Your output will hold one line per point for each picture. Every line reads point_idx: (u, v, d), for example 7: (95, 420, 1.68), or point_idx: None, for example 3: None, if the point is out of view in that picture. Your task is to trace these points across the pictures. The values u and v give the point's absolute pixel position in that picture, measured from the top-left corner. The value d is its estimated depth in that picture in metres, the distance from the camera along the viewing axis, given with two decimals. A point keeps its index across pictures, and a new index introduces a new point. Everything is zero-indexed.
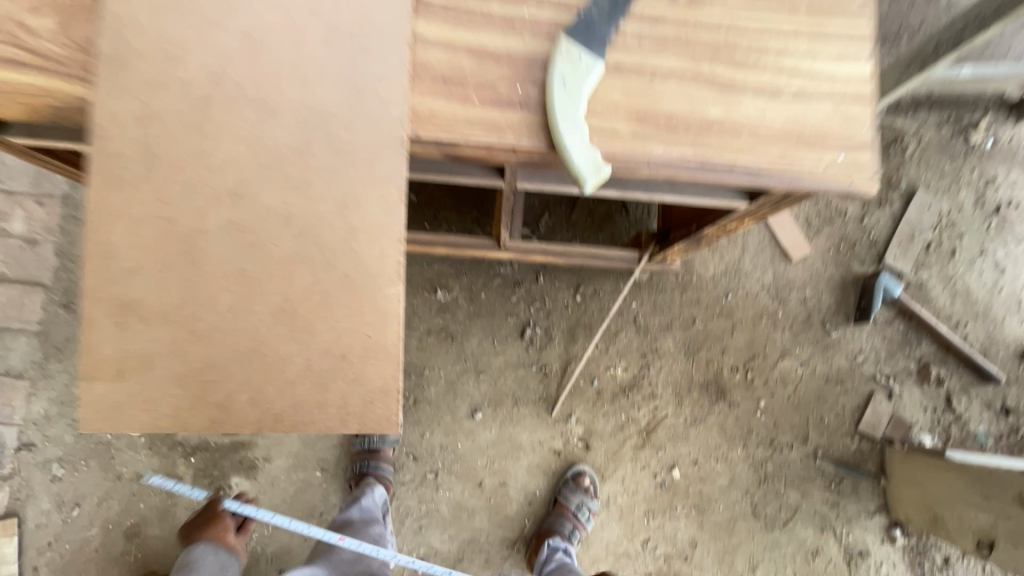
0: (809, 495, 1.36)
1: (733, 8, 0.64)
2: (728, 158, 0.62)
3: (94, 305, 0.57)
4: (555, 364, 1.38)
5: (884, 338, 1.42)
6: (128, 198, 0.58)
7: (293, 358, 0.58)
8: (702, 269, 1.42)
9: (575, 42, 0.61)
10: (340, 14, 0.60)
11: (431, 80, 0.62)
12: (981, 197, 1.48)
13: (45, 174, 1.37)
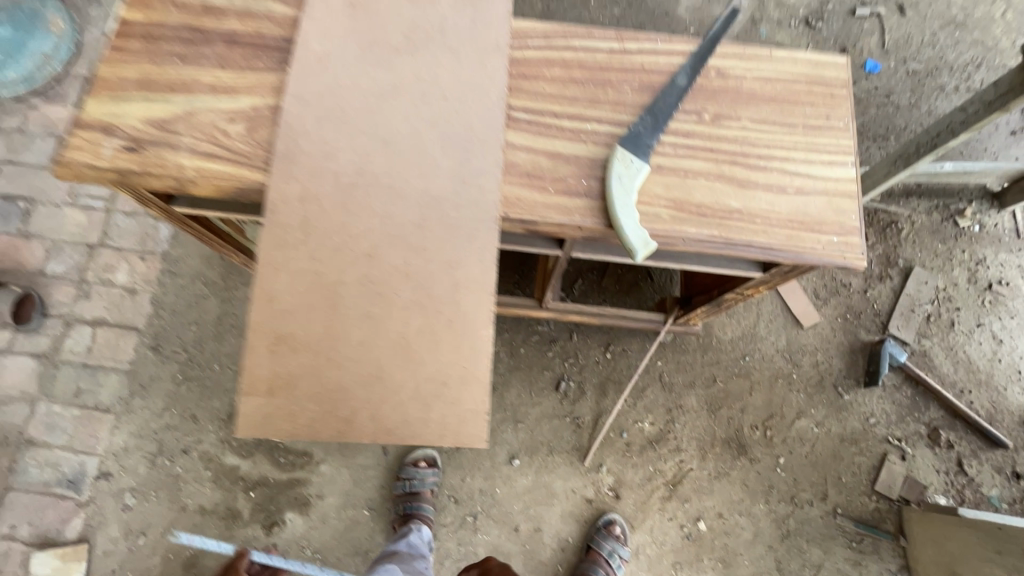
0: (831, 552, 1.41)
1: (746, 127, 0.85)
2: (745, 238, 0.80)
3: (257, 337, 0.74)
4: (587, 416, 1.50)
5: (894, 401, 1.52)
6: (289, 255, 0.76)
7: (404, 383, 0.74)
8: (721, 333, 1.57)
9: (628, 150, 0.81)
10: (452, 127, 0.82)
11: (517, 174, 0.81)
12: (973, 275, 1.63)
13: (149, 234, 1.59)
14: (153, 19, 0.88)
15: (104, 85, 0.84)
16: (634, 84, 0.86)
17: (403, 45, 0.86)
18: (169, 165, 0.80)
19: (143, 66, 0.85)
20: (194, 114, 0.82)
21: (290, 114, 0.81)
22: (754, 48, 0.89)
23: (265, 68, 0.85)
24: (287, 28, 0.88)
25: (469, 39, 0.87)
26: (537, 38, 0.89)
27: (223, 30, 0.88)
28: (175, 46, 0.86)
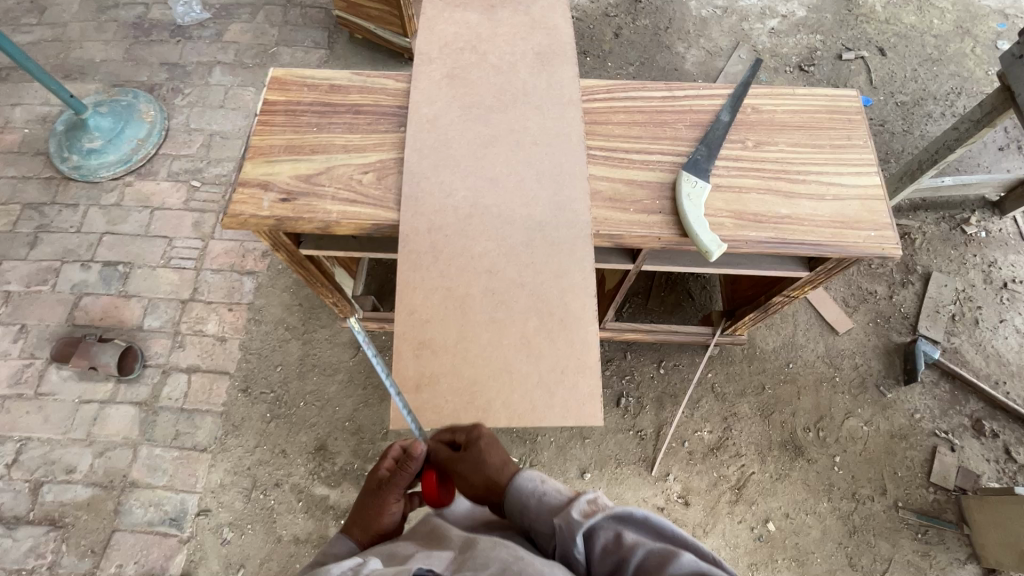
0: (899, 545, 1.47)
1: (785, 150, 1.02)
2: (799, 237, 0.95)
3: (402, 344, 0.89)
4: (649, 428, 1.59)
5: (935, 396, 1.62)
6: (423, 276, 0.92)
7: (529, 375, 0.87)
8: (763, 343, 1.70)
9: (691, 174, 0.98)
10: (544, 165, 1.00)
11: (602, 198, 0.98)
12: (988, 276, 1.77)
13: (235, 287, 1.76)
14: (291, 98, 1.08)
15: (258, 151, 1.03)
16: (687, 123, 1.05)
17: (495, 105, 1.06)
18: (317, 211, 0.97)
19: (288, 134, 1.04)
20: (333, 169, 1.01)
21: (411, 165, 0.99)
22: (779, 89, 1.09)
23: (386, 129, 1.04)
24: (399, 98, 1.08)
25: (548, 97, 1.07)
26: (602, 92, 1.09)
27: (348, 103, 1.08)
28: (311, 117, 1.06)
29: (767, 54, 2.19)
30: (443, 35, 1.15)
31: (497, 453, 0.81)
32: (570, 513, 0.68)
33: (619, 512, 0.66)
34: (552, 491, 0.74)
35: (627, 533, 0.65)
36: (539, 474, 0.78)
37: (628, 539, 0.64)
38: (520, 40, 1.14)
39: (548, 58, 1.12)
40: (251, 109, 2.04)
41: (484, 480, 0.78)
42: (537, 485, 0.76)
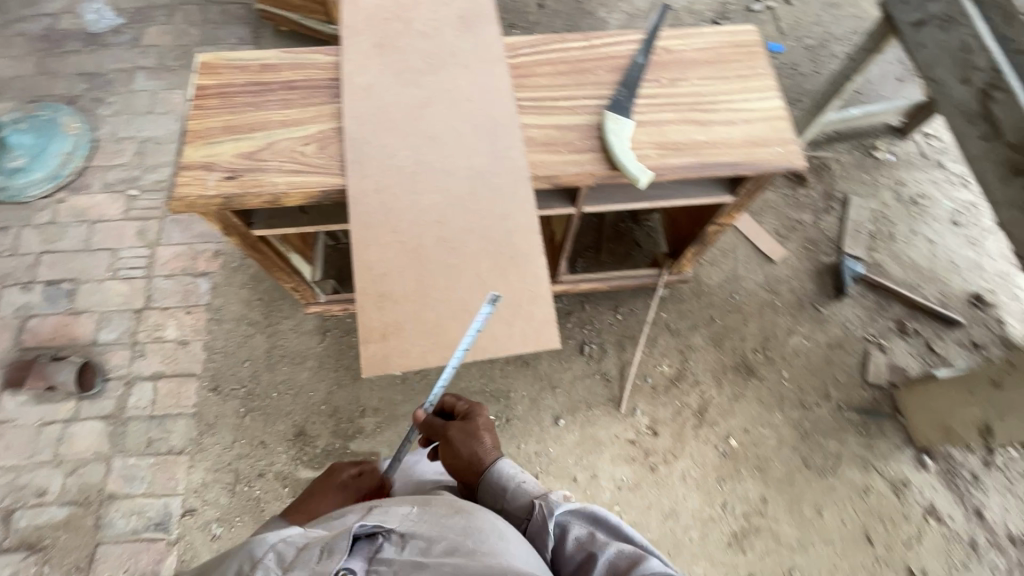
0: (845, 441, 1.60)
1: (698, 84, 1.11)
2: (717, 160, 1.04)
3: (363, 298, 0.93)
4: (613, 370, 1.68)
5: (863, 306, 1.78)
6: (374, 234, 0.96)
7: (487, 312, 0.93)
8: (708, 279, 1.81)
9: (615, 113, 1.06)
10: (479, 119, 1.05)
11: (536, 144, 1.04)
12: (898, 194, 1.95)
13: (190, 290, 1.75)
14: (222, 81, 1.09)
15: (196, 135, 1.04)
16: (606, 68, 1.12)
17: (425, 69, 1.10)
18: (264, 184, 1.00)
19: (224, 116, 1.06)
20: (275, 144, 1.03)
21: (351, 132, 1.03)
22: (686, 30, 1.18)
23: (321, 101, 1.07)
24: (331, 70, 1.11)
25: (475, 56, 1.12)
26: (526, 47, 1.15)
27: (281, 80, 1.10)
28: (245, 97, 1.08)
29: (684, 11, 2.31)
30: (366, 7, 1.18)
31: (490, 436, 0.97)
32: (551, 498, 0.83)
33: (591, 512, 0.80)
34: (529, 482, 0.89)
35: (598, 532, 0.78)
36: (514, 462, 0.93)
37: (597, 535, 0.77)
38: (441, 6, 1.19)
39: (471, 21, 1.17)
40: (182, 111, 2.00)
41: (471, 454, 0.94)
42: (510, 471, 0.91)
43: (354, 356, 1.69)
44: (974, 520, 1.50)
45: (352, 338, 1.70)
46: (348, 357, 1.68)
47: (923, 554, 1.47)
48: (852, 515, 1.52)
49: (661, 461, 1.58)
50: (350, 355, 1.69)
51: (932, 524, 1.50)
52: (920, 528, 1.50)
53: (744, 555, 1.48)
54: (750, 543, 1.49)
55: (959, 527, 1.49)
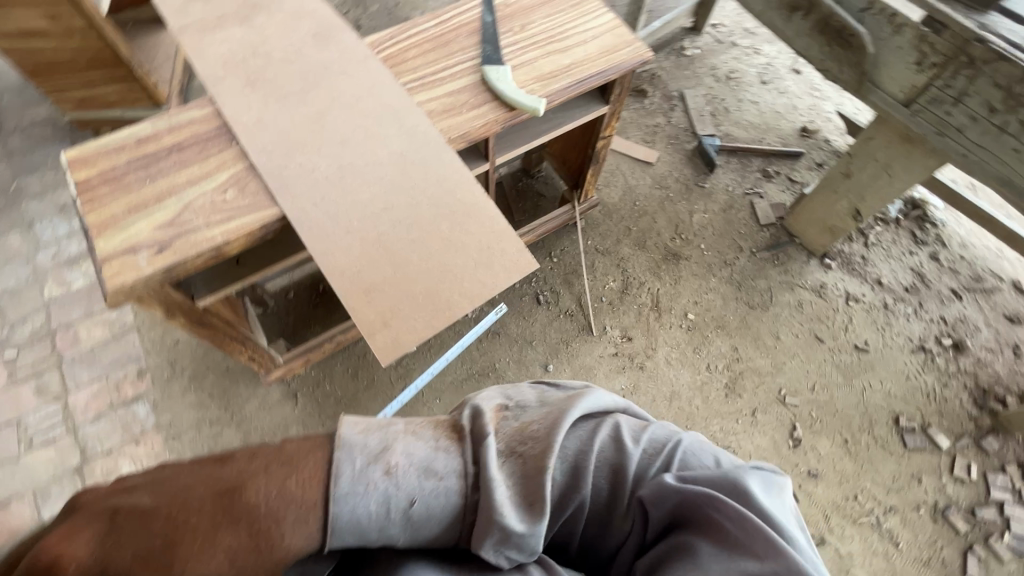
0: (768, 275, 1.89)
1: (544, 22, 1.27)
2: (587, 74, 1.20)
3: (351, 299, 0.95)
4: (572, 304, 1.81)
5: (732, 170, 2.10)
6: (332, 242, 0.99)
7: (467, 263, 1.00)
8: (610, 198, 2.02)
9: (491, 65, 1.18)
10: (377, 112, 1.11)
11: (437, 114, 1.14)
12: (717, 76, 2.31)
13: (128, 421, 1.58)
14: (102, 167, 1.04)
15: (102, 226, 0.98)
16: (465, 35, 1.24)
17: (305, 87, 1.14)
18: (202, 243, 0.98)
19: (122, 197, 1.01)
20: (192, 202, 1.01)
21: (263, 164, 1.04)
22: None
23: (219, 149, 1.06)
24: (212, 118, 1.10)
25: (346, 62, 1.18)
26: (386, 40, 1.22)
27: (165, 145, 1.07)
28: (137, 175, 1.03)
29: None
30: (218, 56, 1.18)
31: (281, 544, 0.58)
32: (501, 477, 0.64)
33: (557, 431, 0.67)
34: (445, 470, 0.64)
35: (581, 468, 0.67)
36: (362, 425, 0.65)
37: (581, 462, 0.67)
38: (291, 32, 1.23)
39: (326, 36, 1.22)
40: (28, 252, 1.78)
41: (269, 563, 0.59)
42: (367, 512, 0.60)
43: (336, 403, 1.63)
44: (877, 288, 1.85)
45: (327, 387, 1.65)
46: (330, 406, 1.63)
47: (858, 329, 1.79)
48: (799, 327, 1.80)
49: (645, 358, 1.74)
50: (333, 404, 1.63)
51: (853, 305, 1.83)
52: (846, 312, 1.82)
53: (742, 397, 1.69)
54: (741, 385, 1.70)
55: (870, 298, 1.84)
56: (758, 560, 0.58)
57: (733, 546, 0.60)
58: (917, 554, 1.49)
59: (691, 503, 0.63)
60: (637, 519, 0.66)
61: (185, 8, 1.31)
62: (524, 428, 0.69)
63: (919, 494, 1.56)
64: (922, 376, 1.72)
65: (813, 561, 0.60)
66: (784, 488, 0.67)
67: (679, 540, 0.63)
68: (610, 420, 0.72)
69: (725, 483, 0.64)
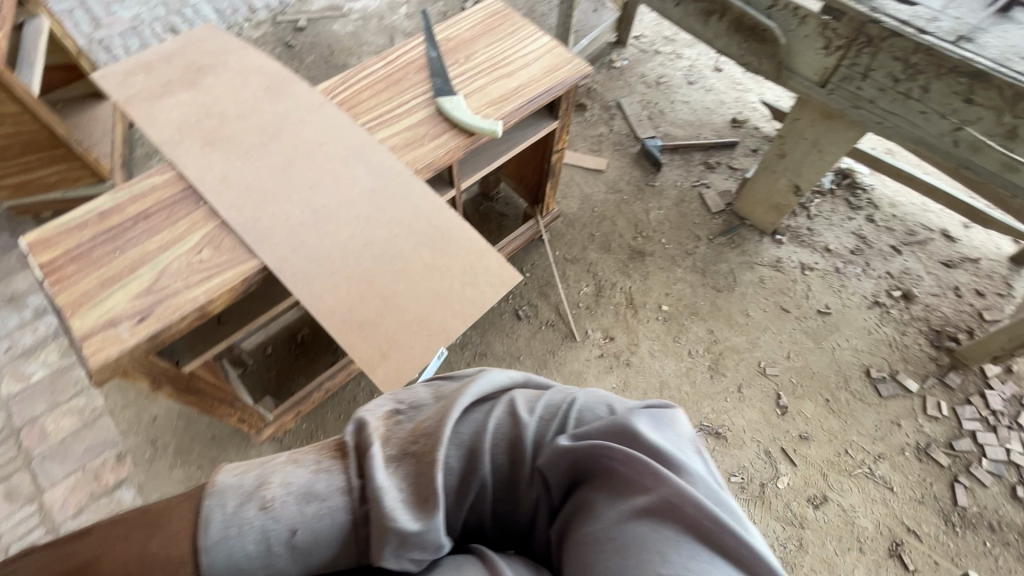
0: (727, 258, 2.00)
1: (486, 51, 1.34)
2: (535, 93, 1.27)
3: (348, 337, 0.96)
4: (552, 314, 1.86)
5: (677, 166, 2.22)
6: (318, 287, 1.00)
7: (453, 284, 1.03)
8: (570, 209, 2.09)
9: (444, 97, 1.23)
10: (341, 154, 1.14)
11: (401, 148, 1.17)
12: (647, 83, 2.46)
13: (114, 510, 1.49)
14: (67, 246, 1.01)
15: (76, 305, 0.95)
16: (413, 72, 1.29)
17: (266, 140, 1.15)
18: (185, 305, 0.97)
19: (93, 273, 0.99)
20: (167, 267, 1.00)
21: (235, 219, 1.04)
22: (451, 20, 1.40)
23: (187, 212, 1.06)
24: (175, 182, 1.10)
25: (302, 111, 1.20)
26: (338, 86, 1.26)
27: (129, 215, 1.06)
28: (104, 248, 1.01)
29: (415, 31, 2.60)
30: (171, 123, 1.19)
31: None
32: (378, 488, 0.64)
33: (445, 422, 0.68)
34: (320, 490, 0.64)
35: (463, 456, 0.68)
36: (240, 468, 0.67)
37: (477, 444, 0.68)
38: (242, 90, 1.25)
39: (277, 90, 1.25)
40: None
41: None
42: (245, 546, 0.61)
43: None
44: (826, 255, 1.99)
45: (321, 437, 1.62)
46: None
47: (817, 295, 1.91)
48: (765, 302, 1.90)
49: (630, 355, 1.79)
50: None
51: (808, 273, 1.96)
52: (804, 281, 1.94)
53: (726, 376, 1.76)
54: (723, 365, 1.78)
55: (822, 264, 1.97)
56: (645, 496, 0.61)
57: (624, 488, 0.63)
58: (912, 495, 1.58)
59: (586, 456, 0.66)
60: (541, 484, 0.69)
61: (128, 80, 1.31)
62: (414, 428, 0.70)
63: (901, 438, 1.66)
64: (882, 328, 1.84)
65: (706, 480, 0.63)
66: (675, 419, 0.70)
67: (583, 492, 0.66)
68: (504, 398, 0.73)
69: (614, 431, 0.67)
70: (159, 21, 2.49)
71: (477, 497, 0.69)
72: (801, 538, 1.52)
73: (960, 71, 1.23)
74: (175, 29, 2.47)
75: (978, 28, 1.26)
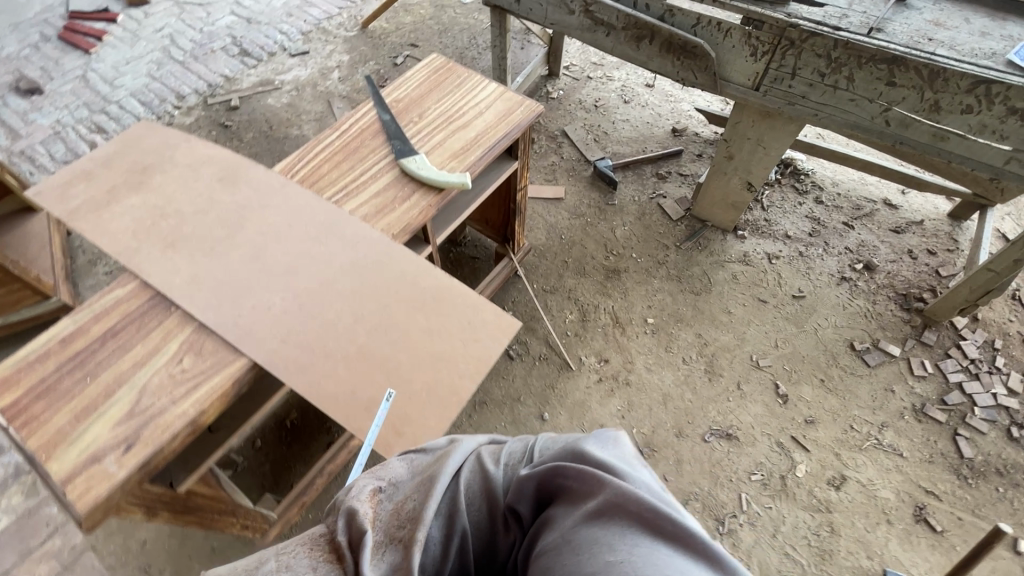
0: (698, 261, 2.05)
1: (438, 106, 1.35)
2: (495, 139, 1.29)
3: (357, 421, 0.92)
4: (543, 348, 1.84)
5: (632, 181, 2.29)
6: (315, 374, 0.95)
7: (454, 344, 1.00)
8: (539, 240, 2.11)
9: (407, 157, 1.23)
10: (312, 232, 1.11)
11: (372, 216, 1.15)
12: (587, 107, 2.55)
13: None
14: (30, 383, 0.93)
15: (51, 445, 0.87)
16: (370, 137, 1.28)
17: (231, 231, 1.11)
18: (175, 422, 0.90)
19: (65, 407, 0.91)
20: (147, 385, 0.93)
21: (213, 320, 0.99)
22: (396, 81, 1.41)
23: (158, 321, 1.00)
24: (140, 292, 1.03)
25: (263, 195, 1.17)
26: (295, 163, 1.24)
27: (94, 335, 0.98)
28: (74, 377, 0.93)
29: (352, 93, 2.61)
30: (124, 231, 1.13)
31: None
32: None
33: (428, 498, 0.60)
34: None
35: (441, 519, 0.59)
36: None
37: (456, 505, 0.61)
38: (194, 185, 1.20)
39: (232, 178, 1.21)
40: None
41: None
42: None
43: None
44: (786, 241, 2.08)
45: None
46: None
47: (788, 281, 1.98)
48: (742, 297, 1.95)
49: (628, 373, 1.79)
50: None
51: (775, 262, 2.03)
52: (772, 270, 2.01)
53: (723, 376, 1.78)
54: (719, 366, 1.80)
55: (785, 251, 2.06)
56: (591, 499, 0.52)
57: (573, 500, 0.54)
58: (921, 456, 1.62)
59: (541, 484, 0.58)
60: (512, 529, 0.60)
61: (67, 193, 1.24)
62: (393, 508, 0.62)
63: (897, 403, 1.71)
64: (855, 301, 1.92)
65: (656, 490, 0.54)
66: (620, 438, 0.61)
67: (544, 522, 0.56)
68: (473, 456, 0.66)
69: (564, 451, 0.59)
70: (84, 122, 2.40)
71: (455, 566, 0.59)
72: (831, 523, 1.53)
73: (878, 59, 1.33)
74: (103, 128, 2.39)
75: (885, 18, 1.38)
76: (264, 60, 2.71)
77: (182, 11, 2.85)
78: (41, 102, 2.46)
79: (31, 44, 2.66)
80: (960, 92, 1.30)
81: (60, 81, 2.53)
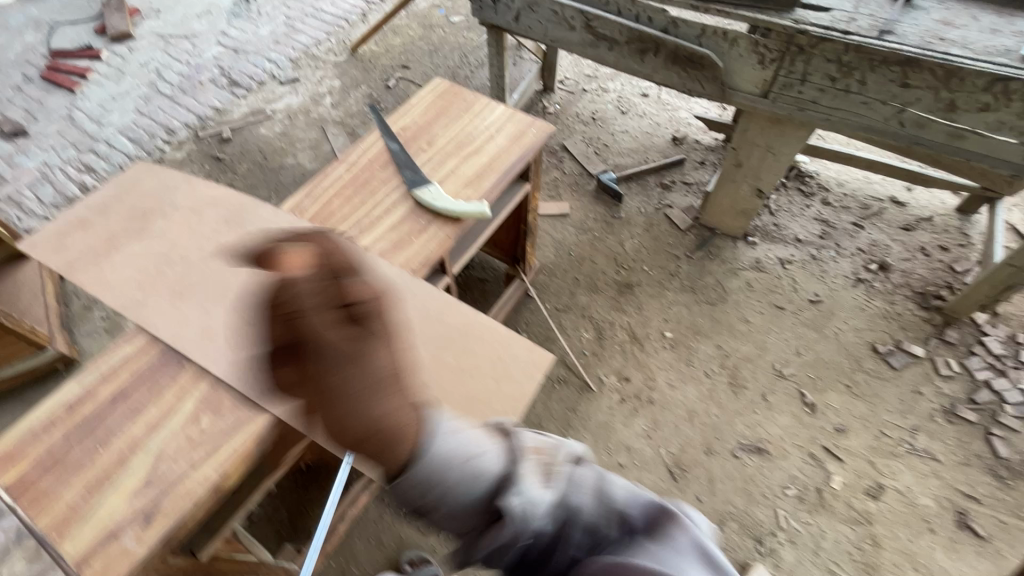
0: (711, 271, 2.02)
1: (446, 132, 1.31)
2: (509, 163, 1.25)
3: None
4: (560, 370, 1.79)
5: (636, 193, 2.26)
6: None
7: (486, 383, 0.95)
8: (547, 258, 2.07)
9: (420, 188, 1.18)
10: None
11: (389, 252, 1.11)
12: (584, 120, 2.52)
13: None
14: (36, 455, 0.86)
15: (64, 525, 0.80)
16: (379, 168, 1.24)
17: (242, 276, 1.06)
18: (197, 489, 0.84)
19: (75, 480, 0.84)
20: (163, 449, 0.87)
21: (232, 374, 0.93)
22: (400, 109, 1.37)
23: (171, 378, 0.94)
24: (149, 347, 0.97)
25: (272, 235, 1.12)
26: (304, 200, 1.19)
27: (103, 397, 0.92)
28: (83, 446, 0.87)
29: (346, 118, 2.57)
30: (128, 283, 1.07)
31: None
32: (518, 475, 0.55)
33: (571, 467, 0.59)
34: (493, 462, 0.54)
35: (573, 484, 0.58)
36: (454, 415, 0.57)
37: (570, 497, 0.57)
38: (199, 229, 1.15)
39: (239, 220, 1.16)
40: None
41: None
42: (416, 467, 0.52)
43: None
44: (798, 245, 2.06)
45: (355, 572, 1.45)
46: None
47: (803, 286, 1.96)
48: (759, 304, 1.92)
49: (650, 391, 1.75)
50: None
51: (788, 267, 2.01)
52: (787, 275, 1.99)
53: (748, 387, 1.74)
54: (742, 377, 1.76)
55: (797, 255, 2.03)
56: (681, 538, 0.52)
57: (655, 537, 0.53)
58: (957, 459, 1.59)
59: (648, 519, 0.56)
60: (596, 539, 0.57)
61: (62, 243, 1.18)
62: (537, 464, 0.58)
63: (927, 405, 1.68)
64: (873, 303, 1.90)
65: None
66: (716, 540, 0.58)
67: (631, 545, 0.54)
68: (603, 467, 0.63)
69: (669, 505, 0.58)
70: (72, 163, 2.34)
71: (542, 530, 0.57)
72: (873, 535, 1.49)
73: (891, 62, 1.32)
74: (92, 167, 2.33)
75: (893, 20, 1.37)
76: (254, 90, 2.67)
77: (167, 44, 2.81)
78: (26, 144, 2.40)
79: (13, 86, 2.60)
80: (977, 90, 1.29)
81: (44, 122, 2.47)
